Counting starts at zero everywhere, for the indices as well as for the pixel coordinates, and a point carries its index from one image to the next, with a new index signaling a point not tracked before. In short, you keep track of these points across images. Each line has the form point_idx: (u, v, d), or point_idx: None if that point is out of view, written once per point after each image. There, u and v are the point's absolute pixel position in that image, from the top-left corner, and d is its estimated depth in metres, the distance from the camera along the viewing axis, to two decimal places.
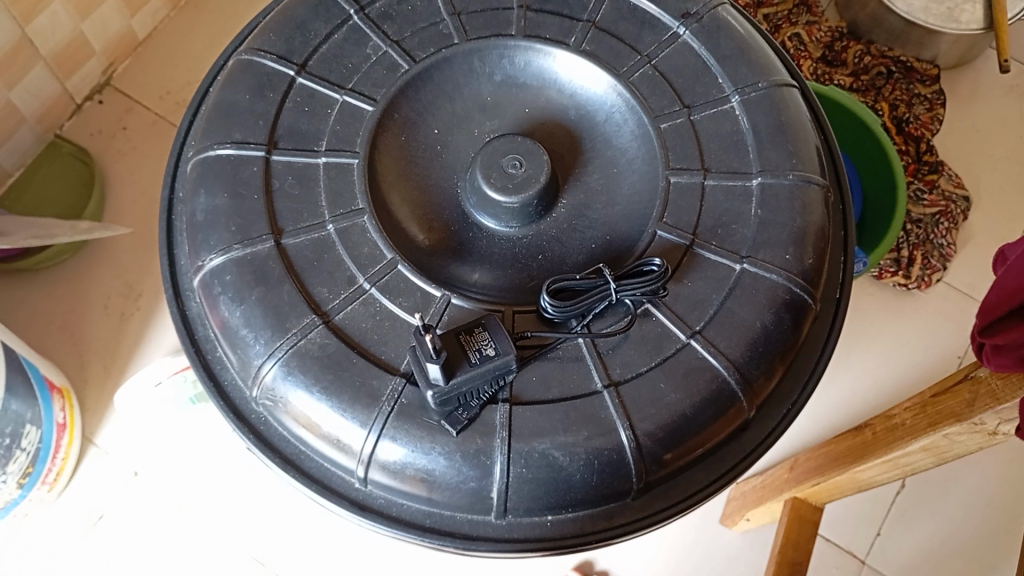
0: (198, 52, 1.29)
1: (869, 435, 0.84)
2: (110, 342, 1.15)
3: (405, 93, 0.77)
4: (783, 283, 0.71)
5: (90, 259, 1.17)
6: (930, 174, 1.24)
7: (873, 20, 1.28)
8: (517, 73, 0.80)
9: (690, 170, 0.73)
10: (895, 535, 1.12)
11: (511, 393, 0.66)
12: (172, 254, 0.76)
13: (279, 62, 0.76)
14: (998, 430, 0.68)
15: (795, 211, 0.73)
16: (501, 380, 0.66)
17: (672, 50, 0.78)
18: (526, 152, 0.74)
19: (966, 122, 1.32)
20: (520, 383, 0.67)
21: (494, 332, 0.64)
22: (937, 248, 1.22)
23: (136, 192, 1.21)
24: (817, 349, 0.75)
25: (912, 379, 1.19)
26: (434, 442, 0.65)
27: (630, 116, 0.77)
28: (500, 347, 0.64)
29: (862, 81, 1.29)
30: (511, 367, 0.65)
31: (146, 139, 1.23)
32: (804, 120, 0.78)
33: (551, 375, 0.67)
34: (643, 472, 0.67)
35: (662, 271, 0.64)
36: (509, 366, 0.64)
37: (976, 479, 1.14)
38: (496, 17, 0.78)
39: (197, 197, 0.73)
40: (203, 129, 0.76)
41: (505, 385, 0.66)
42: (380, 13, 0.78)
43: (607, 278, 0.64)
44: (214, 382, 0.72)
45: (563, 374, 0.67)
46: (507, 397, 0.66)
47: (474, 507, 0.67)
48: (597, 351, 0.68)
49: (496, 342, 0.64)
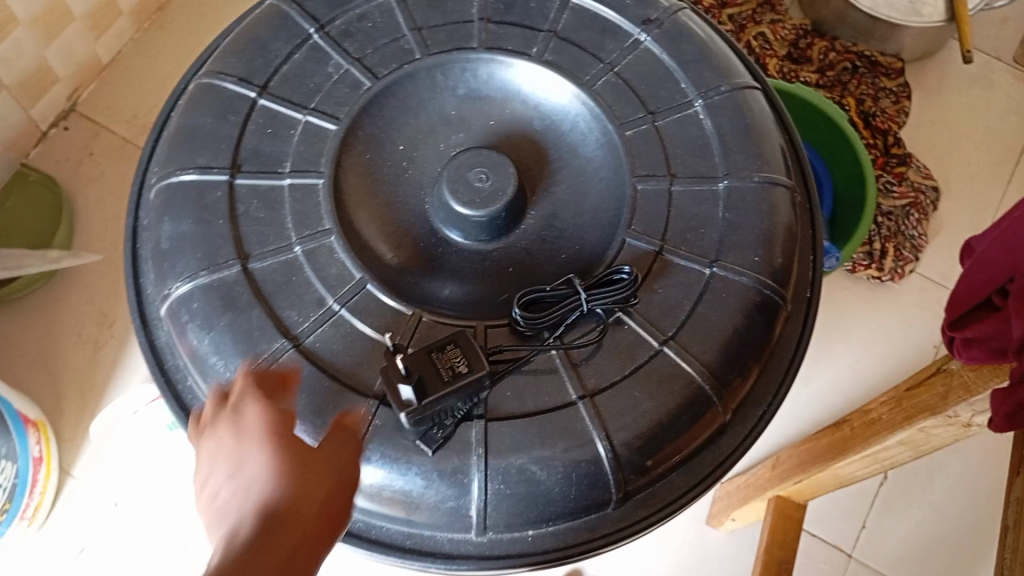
0: (164, 74, 1.28)
1: (848, 431, 0.85)
2: (84, 370, 1.13)
3: (369, 110, 0.76)
4: (753, 286, 0.71)
5: (63, 288, 1.16)
6: (899, 166, 1.25)
7: (837, 15, 1.29)
8: (481, 86, 0.80)
9: (657, 176, 0.73)
10: (880, 528, 1.12)
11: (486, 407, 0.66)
12: (139, 283, 0.75)
13: (240, 84, 0.75)
14: (972, 422, 0.68)
15: (762, 213, 0.73)
16: (476, 397, 0.65)
17: (634, 57, 0.78)
18: (492, 165, 0.74)
19: (932, 113, 1.33)
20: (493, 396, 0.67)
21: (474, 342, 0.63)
22: (909, 240, 1.22)
23: (107, 217, 1.19)
24: (791, 350, 0.75)
25: (890, 372, 1.19)
26: (410, 462, 0.65)
27: (595, 125, 0.77)
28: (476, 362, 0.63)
29: (828, 77, 1.29)
30: (485, 384, 0.64)
31: (114, 164, 1.22)
32: (768, 122, 0.78)
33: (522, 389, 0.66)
34: (622, 481, 0.67)
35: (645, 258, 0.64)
36: (483, 383, 0.64)
37: (956, 468, 1.14)
38: (458, 30, 0.78)
39: (162, 225, 0.72)
40: (166, 155, 0.75)
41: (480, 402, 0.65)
42: (340, 30, 0.78)
43: (577, 288, 0.64)
44: (186, 411, 0.72)
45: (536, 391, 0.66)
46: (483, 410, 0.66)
47: (454, 526, 0.67)
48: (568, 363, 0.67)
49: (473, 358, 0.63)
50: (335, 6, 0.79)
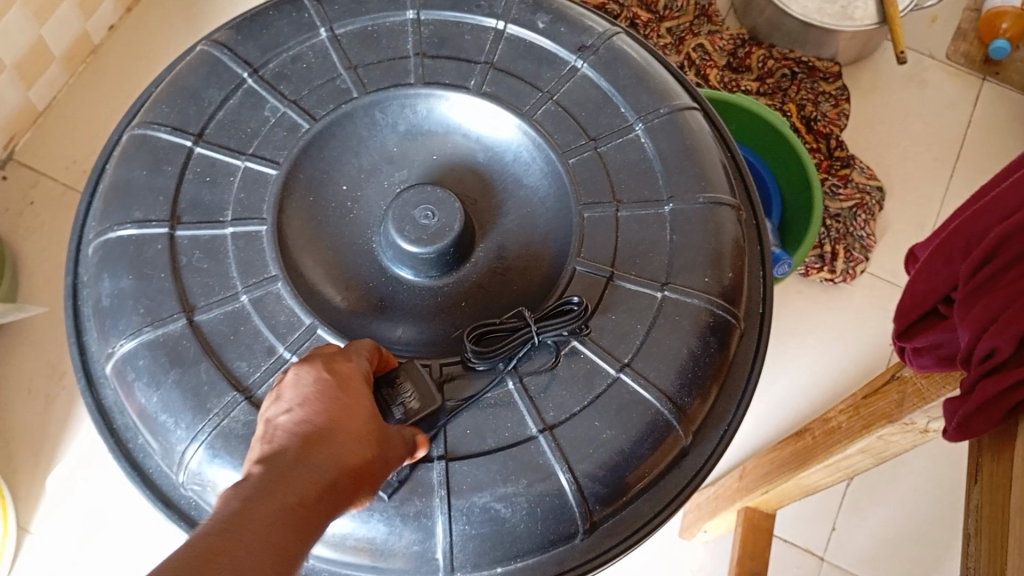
0: (101, 118, 1.25)
1: (810, 440, 0.85)
2: (33, 428, 1.10)
3: (309, 152, 0.75)
4: (706, 307, 0.71)
5: (8, 344, 1.13)
6: (843, 168, 1.27)
7: (772, 25, 1.31)
8: (421, 122, 0.80)
9: (602, 203, 0.73)
10: (849, 528, 1.13)
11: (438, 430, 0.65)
12: (82, 341, 0.73)
13: (174, 133, 0.74)
14: (930, 428, 0.69)
15: (708, 233, 0.73)
16: (434, 425, 0.64)
17: (572, 84, 0.78)
18: (438, 202, 0.73)
19: (871, 115, 1.36)
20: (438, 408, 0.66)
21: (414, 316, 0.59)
22: (859, 241, 1.24)
23: (49, 268, 1.17)
24: (747, 367, 0.75)
25: (848, 374, 1.20)
26: (372, 509, 0.64)
27: (538, 154, 0.77)
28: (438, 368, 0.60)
29: (768, 84, 1.32)
30: (440, 411, 0.63)
31: (54, 212, 1.19)
32: (708, 141, 0.79)
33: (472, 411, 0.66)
34: (587, 512, 0.67)
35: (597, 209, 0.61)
36: (438, 411, 0.62)
37: (919, 464, 1.16)
38: (393, 67, 0.77)
39: (102, 282, 0.71)
40: (102, 209, 0.73)
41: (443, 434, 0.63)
42: (275, 73, 0.77)
43: (530, 321, 0.63)
44: (139, 470, 0.70)
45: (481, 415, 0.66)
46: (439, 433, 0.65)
47: (421, 570, 0.66)
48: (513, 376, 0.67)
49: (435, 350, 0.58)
50: (267, 49, 0.78)
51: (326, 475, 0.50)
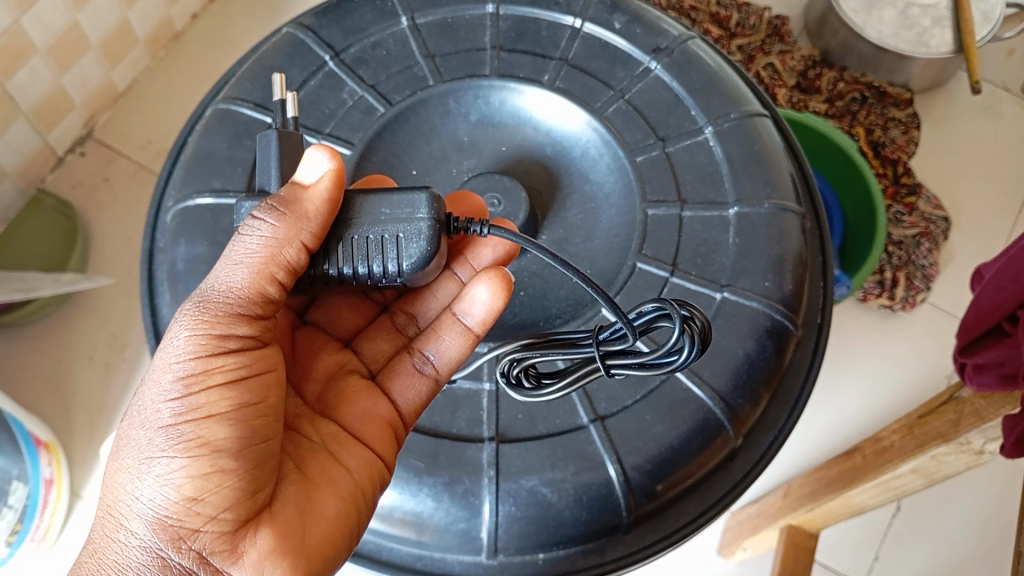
0: (179, 103, 1.30)
1: (860, 459, 0.85)
2: (94, 394, 1.13)
3: (382, 136, 0.78)
4: (764, 310, 0.71)
5: (76, 312, 1.17)
6: (909, 196, 1.25)
7: (844, 47, 1.30)
8: (492, 113, 0.81)
9: (667, 202, 0.74)
10: (893, 559, 1.11)
11: (408, 280, 0.54)
12: (154, 304, 0.75)
13: (256, 109, 0.77)
14: (985, 449, 0.67)
15: (772, 239, 0.73)
16: (399, 251, 0.52)
17: (644, 84, 0.79)
18: (504, 191, 0.76)
19: (940, 143, 1.34)
20: (432, 267, 0.54)
21: (297, 129, 0.58)
22: (920, 269, 1.22)
23: (121, 242, 1.21)
24: (802, 375, 0.75)
25: (901, 400, 1.18)
26: (421, 483, 0.66)
27: (606, 150, 0.78)
28: (285, 168, 0.57)
29: (837, 107, 1.30)
30: (415, 242, 0.52)
31: (128, 189, 1.23)
32: (777, 149, 0.79)
33: (366, 223, 0.53)
34: (632, 505, 0.67)
35: (618, 313, 0.48)
36: (414, 238, 0.52)
37: (971, 500, 1.13)
38: (470, 57, 0.79)
39: (177, 246, 0.74)
40: (182, 179, 0.77)
41: (336, 241, 0.53)
42: (355, 58, 0.79)
43: (650, 359, 0.48)
44: None
45: (416, 245, 0.52)
46: (400, 277, 0.53)
47: (465, 548, 0.67)
48: (428, 189, 0.52)
49: (282, 164, 0.57)
50: (349, 34, 0.81)
51: (225, 516, 0.48)
